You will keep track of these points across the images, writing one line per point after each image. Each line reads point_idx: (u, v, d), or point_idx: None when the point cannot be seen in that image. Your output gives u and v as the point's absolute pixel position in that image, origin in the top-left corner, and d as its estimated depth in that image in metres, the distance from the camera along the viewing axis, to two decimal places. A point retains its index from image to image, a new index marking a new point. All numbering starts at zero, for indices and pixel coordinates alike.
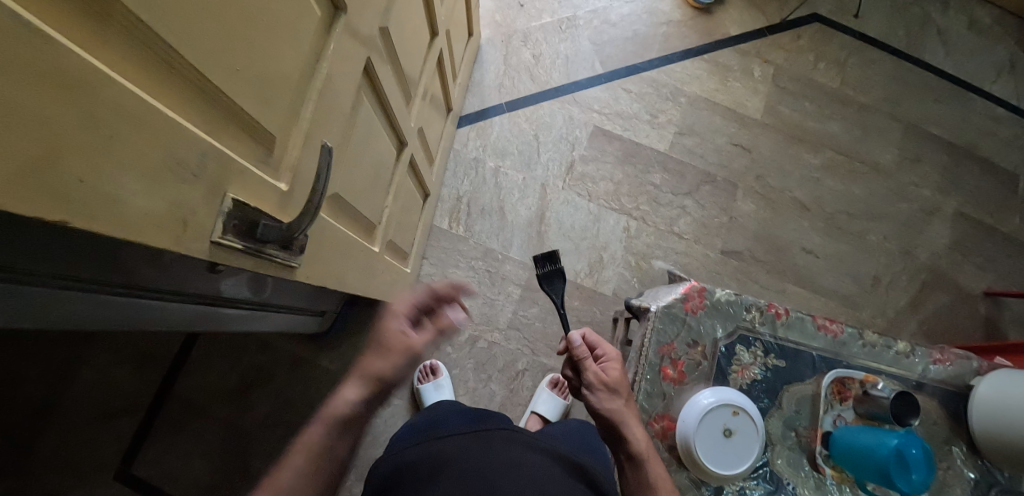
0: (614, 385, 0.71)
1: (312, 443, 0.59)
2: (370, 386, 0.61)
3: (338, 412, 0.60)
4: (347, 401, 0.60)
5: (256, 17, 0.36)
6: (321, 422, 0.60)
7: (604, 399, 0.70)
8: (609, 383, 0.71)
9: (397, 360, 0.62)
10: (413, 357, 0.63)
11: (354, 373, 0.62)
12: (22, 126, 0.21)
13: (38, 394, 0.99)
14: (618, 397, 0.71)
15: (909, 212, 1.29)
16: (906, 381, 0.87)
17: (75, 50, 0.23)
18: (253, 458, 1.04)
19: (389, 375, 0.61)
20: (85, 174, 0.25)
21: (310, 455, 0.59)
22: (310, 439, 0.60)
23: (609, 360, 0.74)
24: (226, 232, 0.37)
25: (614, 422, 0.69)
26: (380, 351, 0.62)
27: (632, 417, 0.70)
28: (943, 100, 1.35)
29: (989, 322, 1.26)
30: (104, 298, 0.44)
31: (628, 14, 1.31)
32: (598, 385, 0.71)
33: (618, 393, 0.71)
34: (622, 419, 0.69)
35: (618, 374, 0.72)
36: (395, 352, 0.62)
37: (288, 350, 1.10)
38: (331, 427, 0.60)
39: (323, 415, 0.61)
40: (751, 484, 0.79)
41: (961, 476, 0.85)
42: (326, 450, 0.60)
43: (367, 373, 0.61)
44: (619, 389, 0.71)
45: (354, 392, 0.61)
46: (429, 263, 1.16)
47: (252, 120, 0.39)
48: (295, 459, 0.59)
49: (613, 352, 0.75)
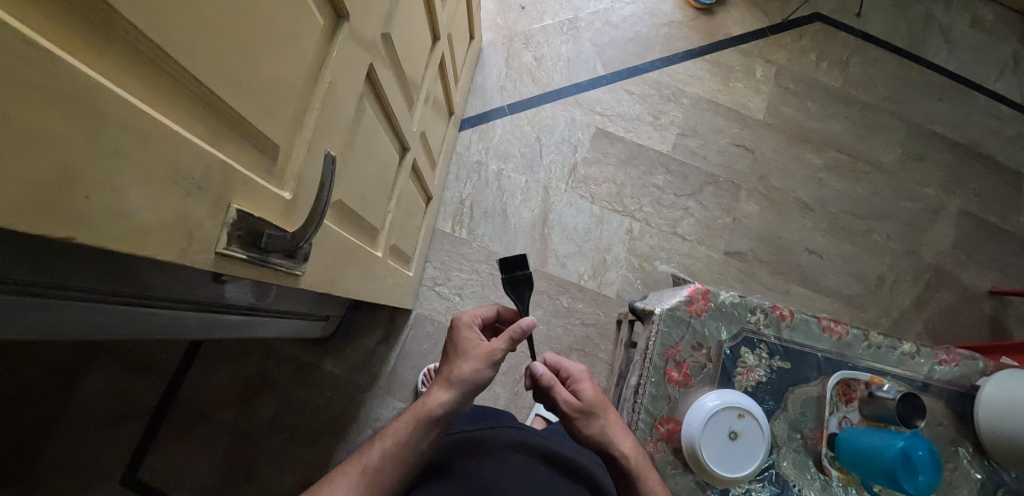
0: (590, 405, 0.67)
1: (401, 434, 0.60)
2: (462, 389, 0.61)
3: (431, 409, 0.61)
4: (439, 401, 0.61)
5: (258, 27, 0.36)
6: (410, 415, 0.61)
7: (584, 423, 0.67)
8: (585, 406, 0.67)
9: (477, 364, 0.63)
10: (492, 361, 0.63)
11: (444, 376, 0.63)
12: (20, 142, 0.21)
13: (43, 401, 0.99)
14: (598, 415, 0.67)
15: (913, 212, 1.28)
16: (911, 382, 0.87)
17: (77, 65, 0.23)
18: (259, 462, 1.04)
19: (475, 377, 0.62)
20: (88, 188, 0.25)
21: (398, 445, 0.59)
22: (400, 429, 0.60)
23: (578, 379, 0.69)
24: (230, 242, 0.37)
25: (600, 443, 0.66)
26: (459, 357, 0.64)
27: (618, 434, 0.67)
28: (947, 98, 1.35)
29: (994, 321, 1.25)
30: (108, 307, 0.44)
31: (629, 15, 1.31)
32: (573, 412, 0.67)
33: (597, 412, 0.67)
34: (607, 438, 0.66)
35: (592, 391, 0.68)
36: (474, 356, 0.63)
37: (293, 354, 1.10)
38: (421, 422, 0.60)
39: (415, 410, 0.61)
40: (757, 486, 0.79)
41: (968, 477, 0.85)
42: (413, 441, 0.60)
43: (456, 375, 0.62)
44: (597, 408, 0.67)
45: (445, 393, 0.62)
46: (432, 266, 1.16)
47: (258, 131, 0.39)
48: (383, 443, 0.59)
49: (581, 369, 0.70)
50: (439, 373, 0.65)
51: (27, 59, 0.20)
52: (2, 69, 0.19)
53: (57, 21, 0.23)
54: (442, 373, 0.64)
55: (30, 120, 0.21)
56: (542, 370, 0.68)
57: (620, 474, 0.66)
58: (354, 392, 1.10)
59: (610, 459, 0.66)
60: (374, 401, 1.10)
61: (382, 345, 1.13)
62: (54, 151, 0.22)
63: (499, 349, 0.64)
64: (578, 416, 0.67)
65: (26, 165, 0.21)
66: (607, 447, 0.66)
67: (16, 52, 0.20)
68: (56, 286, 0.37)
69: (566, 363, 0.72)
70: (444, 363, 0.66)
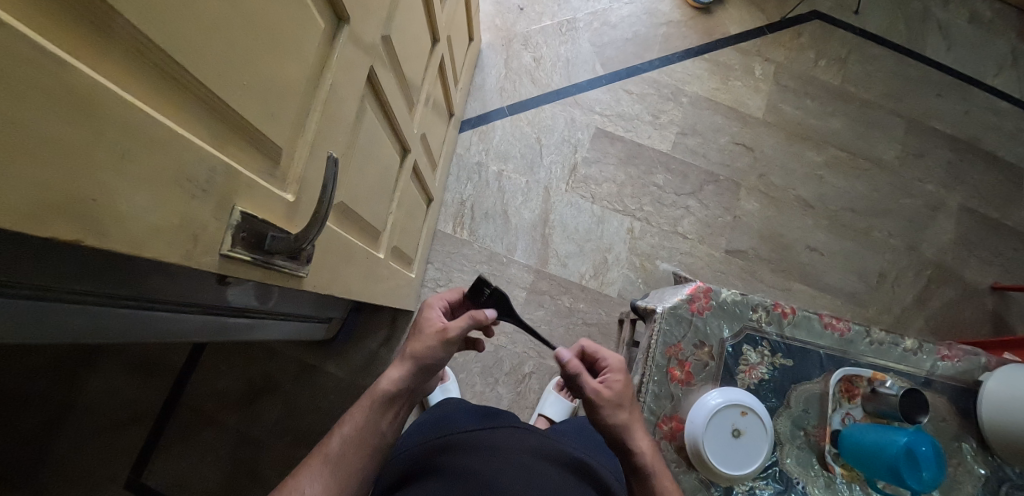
0: (619, 398, 0.67)
1: (359, 418, 0.60)
2: (412, 365, 0.63)
3: (383, 389, 0.61)
4: (392, 380, 0.62)
5: (260, 30, 0.36)
6: (367, 398, 0.62)
7: (609, 414, 0.66)
8: (614, 398, 0.67)
9: (431, 341, 0.64)
10: (443, 338, 0.64)
11: (398, 355, 0.64)
12: (27, 146, 0.21)
13: (46, 406, 0.99)
14: (623, 409, 0.67)
15: (914, 208, 1.29)
16: (914, 378, 0.87)
17: (82, 68, 0.23)
18: (262, 465, 1.04)
19: (426, 353, 0.63)
20: (95, 191, 0.25)
21: (358, 429, 0.60)
22: (358, 413, 0.61)
23: (610, 370, 0.70)
24: (235, 244, 0.37)
25: (621, 437, 0.66)
26: (416, 337, 0.65)
27: (639, 429, 0.67)
28: (945, 94, 1.35)
29: (996, 316, 1.25)
30: (112, 310, 0.44)
31: (628, 15, 1.32)
32: (602, 402, 0.66)
33: (624, 406, 0.67)
34: (629, 433, 0.66)
35: (622, 385, 0.69)
36: (429, 334, 0.65)
37: (295, 356, 1.10)
38: (375, 403, 0.61)
39: (371, 393, 0.62)
40: (761, 484, 0.79)
41: (972, 472, 0.85)
42: (372, 423, 0.60)
43: (408, 353, 0.64)
44: (624, 402, 0.67)
45: (396, 371, 0.63)
46: (434, 267, 1.17)
47: (260, 134, 0.39)
48: (343, 429, 0.60)
49: (616, 361, 0.71)
50: (394, 354, 0.66)
51: (32, 63, 0.21)
52: (8, 75, 0.20)
53: (61, 26, 0.23)
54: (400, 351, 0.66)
55: (35, 124, 0.21)
56: (569, 357, 0.68)
57: (635, 469, 0.66)
58: (357, 394, 1.10)
59: (627, 454, 0.66)
60: None
61: (384, 347, 1.14)
62: (60, 155, 0.23)
63: (455, 328, 0.65)
64: (607, 407, 0.66)
65: (33, 168, 0.21)
66: (626, 442, 0.66)
67: (20, 56, 0.20)
68: (59, 289, 0.37)
69: (599, 354, 0.72)
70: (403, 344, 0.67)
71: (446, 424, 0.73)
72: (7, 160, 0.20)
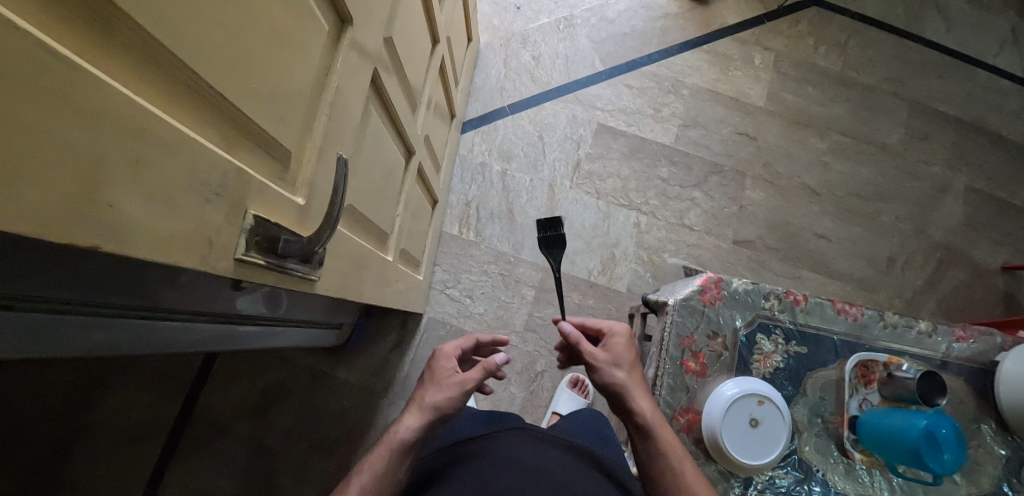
0: (617, 359, 0.70)
1: (376, 464, 0.60)
2: (431, 414, 0.63)
3: (401, 436, 0.61)
4: (410, 428, 0.62)
5: (266, 35, 0.36)
6: (384, 446, 0.62)
7: (607, 375, 0.69)
8: (610, 360, 0.70)
9: (451, 391, 0.65)
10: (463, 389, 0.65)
11: (415, 404, 0.64)
12: (36, 147, 0.20)
13: (55, 424, 0.98)
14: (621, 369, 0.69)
15: (920, 191, 1.28)
16: (930, 360, 0.87)
17: (104, 78, 0.23)
18: (277, 474, 1.05)
19: (446, 404, 0.64)
20: (111, 196, 0.25)
21: (375, 476, 0.60)
22: (374, 461, 0.61)
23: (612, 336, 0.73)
24: (249, 248, 0.37)
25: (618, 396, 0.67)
26: (434, 385, 0.66)
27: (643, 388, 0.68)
28: (946, 75, 1.34)
29: (1008, 296, 1.25)
30: (127, 320, 0.44)
31: (625, 10, 1.31)
32: (599, 362, 0.70)
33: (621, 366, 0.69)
34: (624, 390, 0.67)
35: (621, 347, 0.71)
36: (449, 384, 0.66)
37: (306, 363, 1.11)
38: (393, 450, 0.61)
39: (387, 440, 0.62)
40: (781, 473, 0.79)
41: (993, 453, 0.84)
42: (390, 471, 0.60)
43: (428, 402, 0.64)
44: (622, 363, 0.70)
45: (415, 419, 0.63)
46: (441, 269, 1.17)
47: (269, 138, 0.39)
48: (358, 478, 0.59)
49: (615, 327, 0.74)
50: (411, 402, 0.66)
51: (58, 75, 0.21)
52: (9, 71, 0.19)
53: (72, 35, 0.23)
54: (414, 402, 0.65)
55: (48, 130, 0.21)
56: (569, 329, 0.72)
57: (633, 426, 0.67)
58: (370, 398, 1.11)
59: (627, 413, 0.67)
60: (392, 407, 1.11)
61: (396, 351, 1.14)
62: (74, 157, 0.22)
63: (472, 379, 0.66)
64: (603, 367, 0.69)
65: (48, 172, 0.21)
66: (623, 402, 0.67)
67: (29, 59, 0.19)
68: (68, 301, 0.37)
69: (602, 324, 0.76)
70: (417, 392, 0.67)
71: (451, 434, 0.72)
72: (16, 165, 0.20)
